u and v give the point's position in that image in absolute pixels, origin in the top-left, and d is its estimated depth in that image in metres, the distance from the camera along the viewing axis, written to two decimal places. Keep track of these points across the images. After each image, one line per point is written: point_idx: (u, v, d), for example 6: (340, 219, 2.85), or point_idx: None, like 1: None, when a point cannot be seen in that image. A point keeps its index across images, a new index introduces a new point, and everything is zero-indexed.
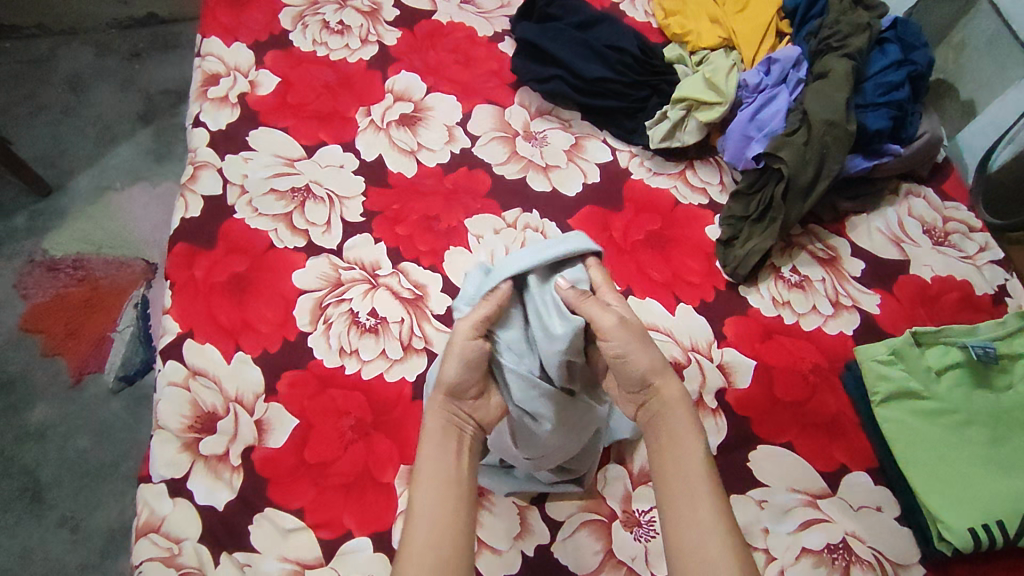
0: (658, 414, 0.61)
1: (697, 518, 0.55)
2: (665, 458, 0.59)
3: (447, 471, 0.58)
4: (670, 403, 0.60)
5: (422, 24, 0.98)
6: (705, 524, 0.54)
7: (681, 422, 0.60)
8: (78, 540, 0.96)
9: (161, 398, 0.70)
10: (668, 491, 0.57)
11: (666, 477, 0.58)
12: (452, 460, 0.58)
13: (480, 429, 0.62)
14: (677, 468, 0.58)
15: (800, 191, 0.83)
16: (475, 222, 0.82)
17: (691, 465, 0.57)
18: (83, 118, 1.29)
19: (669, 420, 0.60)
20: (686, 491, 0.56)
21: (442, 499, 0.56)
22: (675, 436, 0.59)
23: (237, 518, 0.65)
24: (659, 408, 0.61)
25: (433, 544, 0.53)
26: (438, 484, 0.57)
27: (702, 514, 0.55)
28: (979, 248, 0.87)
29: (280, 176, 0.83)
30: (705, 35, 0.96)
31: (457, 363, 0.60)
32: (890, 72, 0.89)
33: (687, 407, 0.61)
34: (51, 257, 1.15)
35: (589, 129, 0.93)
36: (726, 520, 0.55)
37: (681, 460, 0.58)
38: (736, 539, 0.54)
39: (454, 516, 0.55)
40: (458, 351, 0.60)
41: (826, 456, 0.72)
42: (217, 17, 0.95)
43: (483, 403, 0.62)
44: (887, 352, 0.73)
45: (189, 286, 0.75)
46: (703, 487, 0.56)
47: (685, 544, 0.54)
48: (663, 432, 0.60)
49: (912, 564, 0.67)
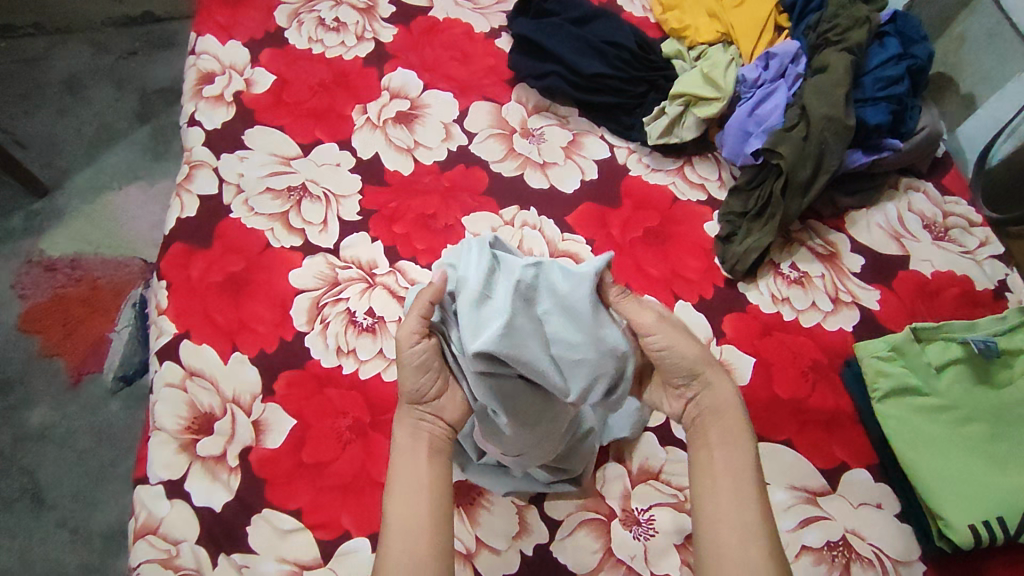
0: (711, 412, 0.61)
1: (741, 520, 0.55)
2: (715, 457, 0.59)
3: (419, 476, 0.58)
4: (722, 403, 0.61)
5: (418, 20, 0.97)
6: (749, 525, 0.54)
7: (733, 422, 0.60)
8: (78, 540, 0.96)
9: (158, 399, 0.70)
10: (713, 491, 0.57)
11: (712, 475, 0.58)
12: (431, 464, 0.59)
13: (449, 429, 0.61)
14: (726, 467, 0.57)
15: (801, 185, 0.83)
16: (473, 220, 0.82)
17: (742, 466, 0.57)
18: (80, 118, 1.28)
19: (724, 422, 0.60)
20: (732, 492, 0.56)
21: (414, 504, 0.56)
22: (723, 437, 0.59)
23: (235, 519, 0.65)
24: (710, 404, 0.61)
25: (407, 548, 0.54)
26: (411, 488, 0.57)
27: (746, 516, 0.55)
28: (980, 242, 0.86)
29: (276, 175, 0.83)
30: (703, 30, 0.95)
31: (411, 371, 0.58)
32: (889, 66, 0.89)
33: (739, 407, 0.61)
34: (49, 258, 1.15)
35: (587, 126, 0.92)
36: (767, 522, 0.55)
37: (730, 459, 0.58)
38: (775, 543, 0.54)
39: (431, 521, 0.56)
40: (407, 361, 0.58)
41: (826, 453, 0.72)
42: (212, 15, 0.94)
43: (445, 402, 0.61)
44: (887, 348, 0.73)
45: (186, 287, 0.75)
46: (748, 487, 0.56)
47: (726, 544, 0.54)
48: (714, 430, 0.60)
49: (913, 560, 0.67)
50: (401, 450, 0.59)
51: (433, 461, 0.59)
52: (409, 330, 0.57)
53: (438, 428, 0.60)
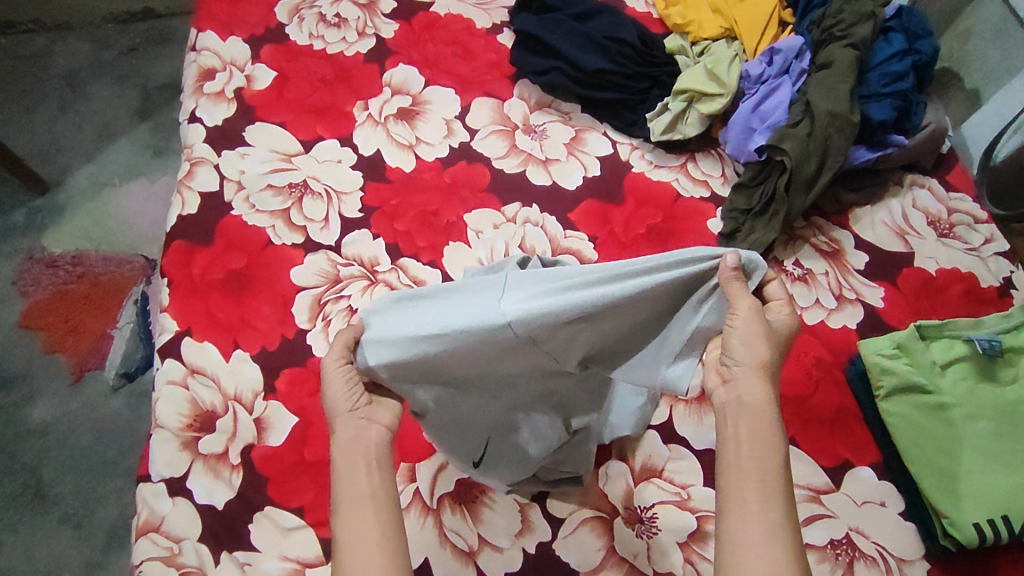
0: (740, 402, 0.55)
1: (766, 516, 0.50)
2: (745, 447, 0.53)
3: (359, 485, 0.54)
4: (754, 397, 0.54)
5: (420, 16, 0.97)
6: (774, 523, 0.49)
7: (765, 419, 0.54)
8: (80, 536, 0.96)
9: (159, 397, 0.69)
10: (736, 482, 0.52)
11: (738, 468, 0.52)
12: (372, 467, 0.55)
13: (387, 432, 0.58)
14: (755, 458, 0.52)
15: (804, 181, 0.82)
16: (475, 217, 0.82)
17: (770, 459, 0.52)
18: (80, 115, 1.28)
19: (755, 414, 0.54)
20: (759, 488, 0.51)
21: (359, 517, 0.52)
22: (750, 428, 0.54)
23: (237, 517, 0.65)
24: (743, 396, 0.55)
25: (364, 549, 0.51)
26: (354, 500, 0.53)
27: (771, 512, 0.50)
28: (985, 239, 0.86)
29: (277, 172, 0.82)
30: (707, 25, 0.94)
31: (340, 384, 0.57)
32: (894, 61, 0.88)
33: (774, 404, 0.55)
34: (50, 254, 1.14)
35: (589, 122, 0.92)
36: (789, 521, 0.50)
37: (757, 452, 0.52)
38: (797, 541, 0.50)
39: (380, 531, 0.52)
40: (334, 376, 0.57)
41: (830, 451, 0.71)
42: (213, 11, 0.94)
43: (378, 411, 0.58)
44: (891, 346, 0.73)
45: (187, 284, 0.75)
46: (776, 488, 0.51)
47: (750, 538, 0.49)
48: (741, 420, 0.54)
49: (916, 559, 0.67)
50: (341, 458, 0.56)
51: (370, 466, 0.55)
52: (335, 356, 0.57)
53: (374, 435, 0.57)
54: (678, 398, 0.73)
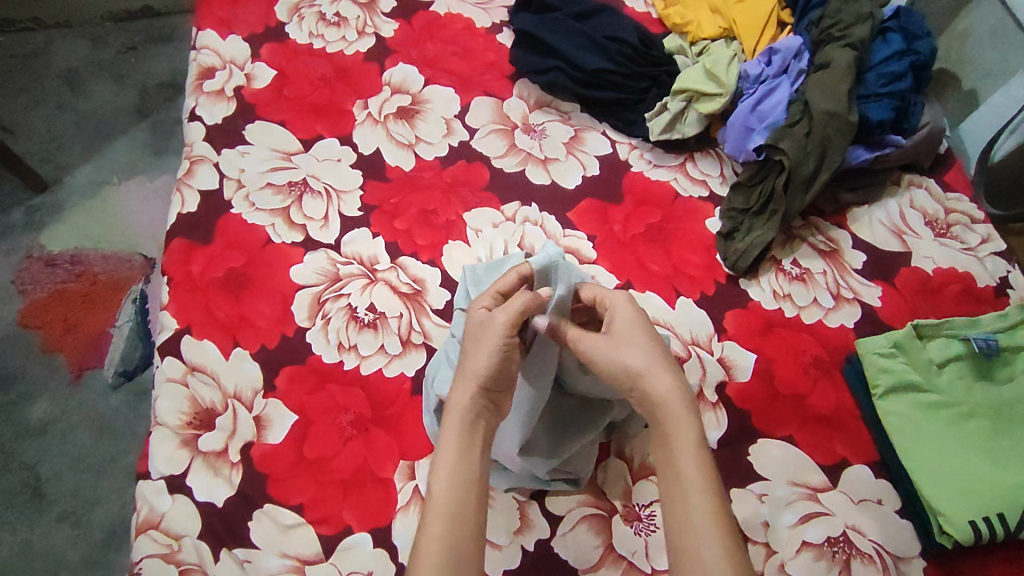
0: (651, 413, 0.55)
1: (690, 520, 0.51)
2: (661, 459, 0.54)
3: (470, 468, 0.54)
4: (656, 400, 0.55)
5: (420, 15, 0.97)
6: (698, 527, 0.50)
7: (675, 416, 0.54)
8: (79, 534, 0.97)
9: (159, 394, 0.70)
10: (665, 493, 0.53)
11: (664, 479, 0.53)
12: (469, 452, 0.55)
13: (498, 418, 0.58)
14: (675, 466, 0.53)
15: (802, 181, 0.82)
16: (475, 215, 0.82)
17: (688, 460, 0.52)
18: (79, 113, 1.28)
19: (663, 422, 0.55)
20: (678, 496, 0.52)
21: (459, 493, 0.52)
22: (665, 435, 0.54)
23: (237, 515, 0.65)
24: (649, 405, 0.56)
25: (444, 548, 0.49)
26: (457, 478, 0.53)
27: (694, 515, 0.51)
28: (982, 239, 0.86)
29: (277, 170, 0.83)
30: (706, 25, 0.95)
31: (489, 354, 0.56)
32: (892, 61, 0.88)
33: (682, 402, 0.55)
34: (49, 253, 1.15)
35: (588, 121, 0.92)
36: (718, 515, 0.51)
37: (672, 455, 0.53)
38: (730, 539, 0.50)
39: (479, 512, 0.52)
40: (492, 345, 0.56)
41: (827, 450, 0.72)
42: (213, 10, 0.94)
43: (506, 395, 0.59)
44: (889, 345, 0.74)
45: (187, 282, 0.75)
46: (694, 487, 0.52)
47: (679, 547, 0.51)
48: (656, 428, 0.55)
49: (912, 557, 0.67)
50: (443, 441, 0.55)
51: (472, 451, 0.55)
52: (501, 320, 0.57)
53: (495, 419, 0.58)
54: None
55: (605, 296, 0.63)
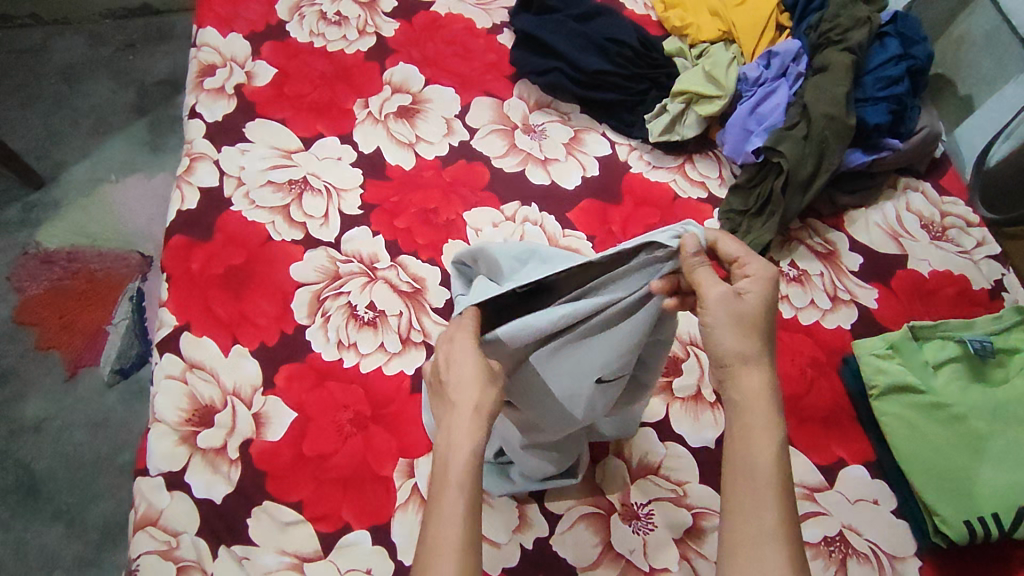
0: (736, 404, 0.51)
1: (758, 521, 0.48)
2: (736, 449, 0.51)
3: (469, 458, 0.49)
4: (746, 393, 0.51)
5: (421, 15, 0.97)
6: (764, 524, 0.48)
7: (760, 415, 0.51)
8: (74, 533, 0.96)
9: (158, 391, 0.69)
10: (732, 486, 0.49)
11: (732, 471, 0.50)
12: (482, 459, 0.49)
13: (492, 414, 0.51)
14: (753, 462, 0.49)
15: (800, 184, 0.83)
16: (475, 214, 0.82)
17: (768, 460, 0.49)
18: (77, 110, 1.28)
19: (749, 416, 0.51)
20: (749, 490, 0.49)
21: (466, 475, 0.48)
22: (747, 428, 0.51)
23: (236, 511, 0.65)
24: (735, 397, 0.51)
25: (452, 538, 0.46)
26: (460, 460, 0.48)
27: (762, 516, 0.48)
28: (976, 243, 0.87)
29: (277, 168, 0.83)
30: (705, 28, 0.95)
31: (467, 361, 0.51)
32: (890, 66, 0.89)
33: (771, 404, 0.51)
34: (45, 249, 1.14)
35: (588, 122, 0.92)
36: (786, 522, 0.48)
37: (750, 450, 0.50)
38: (795, 546, 0.47)
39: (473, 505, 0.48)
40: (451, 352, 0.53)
41: (824, 450, 0.72)
42: (213, 8, 0.94)
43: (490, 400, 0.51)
44: (884, 346, 0.74)
45: (186, 278, 0.75)
46: (769, 486, 0.49)
47: (739, 542, 0.47)
48: (736, 421, 0.51)
49: (908, 556, 0.68)
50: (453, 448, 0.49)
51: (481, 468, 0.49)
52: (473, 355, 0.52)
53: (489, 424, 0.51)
54: (675, 397, 0.74)
55: (749, 260, 0.53)
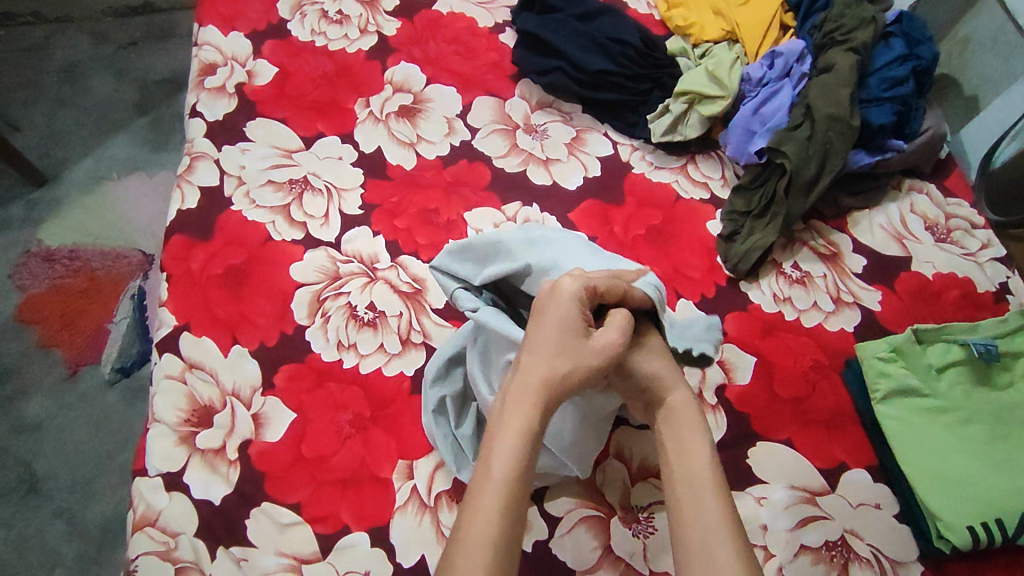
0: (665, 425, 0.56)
1: (701, 518, 0.50)
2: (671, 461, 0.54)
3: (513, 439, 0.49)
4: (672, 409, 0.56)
5: (422, 14, 0.97)
6: (707, 522, 0.49)
7: (689, 429, 0.55)
8: (75, 531, 0.96)
9: (157, 391, 0.69)
10: (673, 492, 0.52)
11: (673, 480, 0.53)
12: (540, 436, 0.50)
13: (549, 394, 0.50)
14: (685, 478, 0.52)
15: (803, 186, 0.83)
16: (475, 215, 0.82)
17: (701, 475, 0.52)
18: (80, 108, 1.28)
19: (678, 431, 0.55)
20: (689, 492, 0.51)
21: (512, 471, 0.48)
22: (679, 442, 0.55)
23: (234, 513, 0.65)
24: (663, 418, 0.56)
25: (495, 534, 0.45)
26: (507, 452, 0.48)
27: (695, 525, 0.50)
28: (981, 244, 0.86)
29: (277, 168, 0.82)
30: (709, 28, 0.95)
31: (568, 324, 0.52)
32: (895, 66, 0.89)
33: (694, 417, 0.56)
34: (47, 248, 1.14)
35: (589, 122, 0.92)
36: (731, 518, 0.50)
37: (683, 456, 0.53)
38: (732, 550, 0.48)
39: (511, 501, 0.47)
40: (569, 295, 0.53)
41: (825, 454, 0.72)
42: (215, 6, 0.94)
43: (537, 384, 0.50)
44: (888, 349, 0.73)
45: (186, 279, 0.75)
46: (707, 484, 0.51)
47: (688, 544, 0.49)
48: (667, 441, 0.55)
49: (910, 561, 0.67)
50: (506, 419, 0.49)
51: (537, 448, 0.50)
52: (612, 336, 0.53)
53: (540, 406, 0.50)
54: None
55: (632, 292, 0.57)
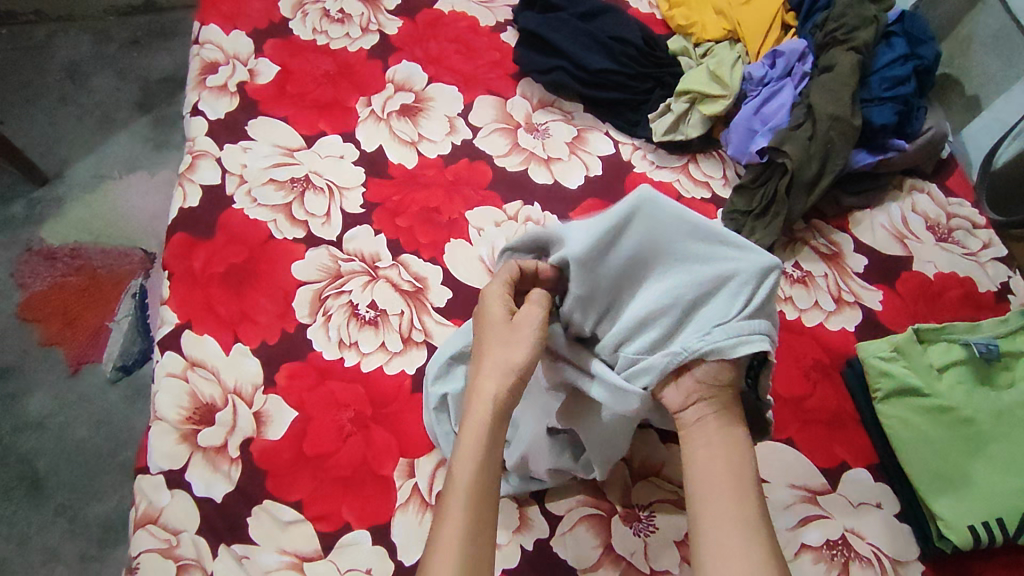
0: (713, 429, 0.58)
1: (746, 523, 0.53)
2: (714, 464, 0.57)
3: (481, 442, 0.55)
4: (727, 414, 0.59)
5: (423, 14, 0.97)
6: (751, 528, 0.53)
7: (735, 438, 0.58)
8: (77, 529, 0.96)
9: (159, 389, 0.70)
10: (716, 494, 0.55)
11: (718, 481, 0.56)
12: (495, 430, 0.56)
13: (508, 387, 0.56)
14: (730, 474, 0.56)
15: (804, 185, 0.83)
16: (476, 214, 0.82)
17: (745, 473, 0.56)
18: (81, 107, 1.28)
19: (728, 440, 0.58)
20: (734, 497, 0.55)
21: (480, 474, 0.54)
22: (724, 448, 0.58)
23: (235, 511, 0.65)
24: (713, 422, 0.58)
25: (465, 528, 0.52)
26: (471, 454, 0.54)
27: (743, 520, 0.54)
28: (983, 244, 0.86)
29: (279, 166, 0.82)
30: (710, 27, 0.95)
31: (503, 317, 0.59)
32: (897, 66, 0.88)
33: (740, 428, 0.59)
34: (48, 246, 1.14)
35: (591, 121, 0.92)
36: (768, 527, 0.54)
37: (730, 463, 0.57)
38: (773, 547, 0.53)
39: (482, 500, 0.53)
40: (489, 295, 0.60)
41: (826, 453, 0.72)
42: (217, 4, 0.94)
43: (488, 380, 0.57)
44: (890, 348, 0.73)
45: (188, 277, 0.75)
46: (752, 493, 0.55)
47: (726, 545, 0.53)
48: (712, 444, 0.58)
49: (911, 560, 0.67)
50: (469, 420, 0.56)
51: (495, 440, 0.56)
52: (534, 312, 0.58)
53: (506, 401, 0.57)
54: None
55: None
